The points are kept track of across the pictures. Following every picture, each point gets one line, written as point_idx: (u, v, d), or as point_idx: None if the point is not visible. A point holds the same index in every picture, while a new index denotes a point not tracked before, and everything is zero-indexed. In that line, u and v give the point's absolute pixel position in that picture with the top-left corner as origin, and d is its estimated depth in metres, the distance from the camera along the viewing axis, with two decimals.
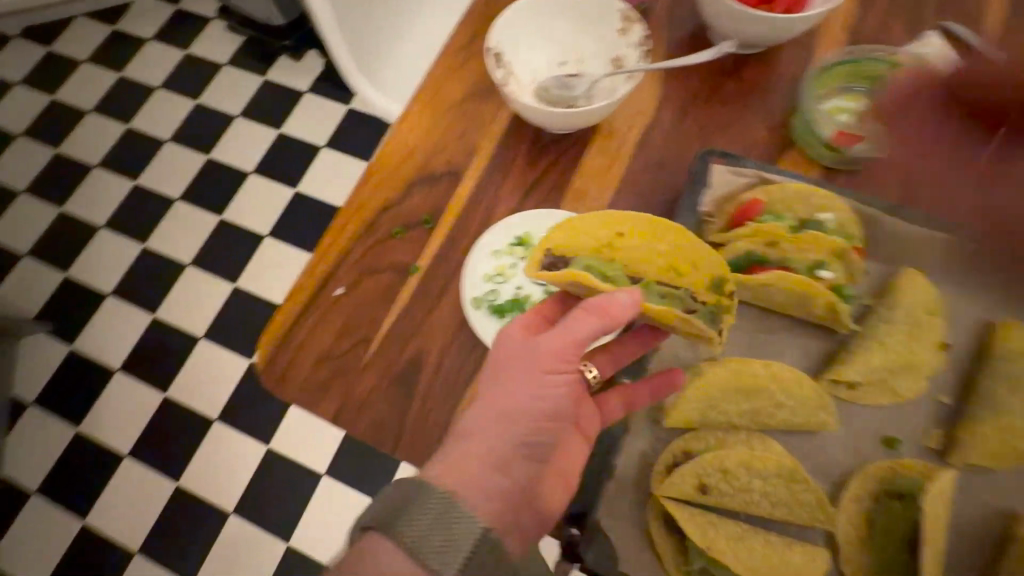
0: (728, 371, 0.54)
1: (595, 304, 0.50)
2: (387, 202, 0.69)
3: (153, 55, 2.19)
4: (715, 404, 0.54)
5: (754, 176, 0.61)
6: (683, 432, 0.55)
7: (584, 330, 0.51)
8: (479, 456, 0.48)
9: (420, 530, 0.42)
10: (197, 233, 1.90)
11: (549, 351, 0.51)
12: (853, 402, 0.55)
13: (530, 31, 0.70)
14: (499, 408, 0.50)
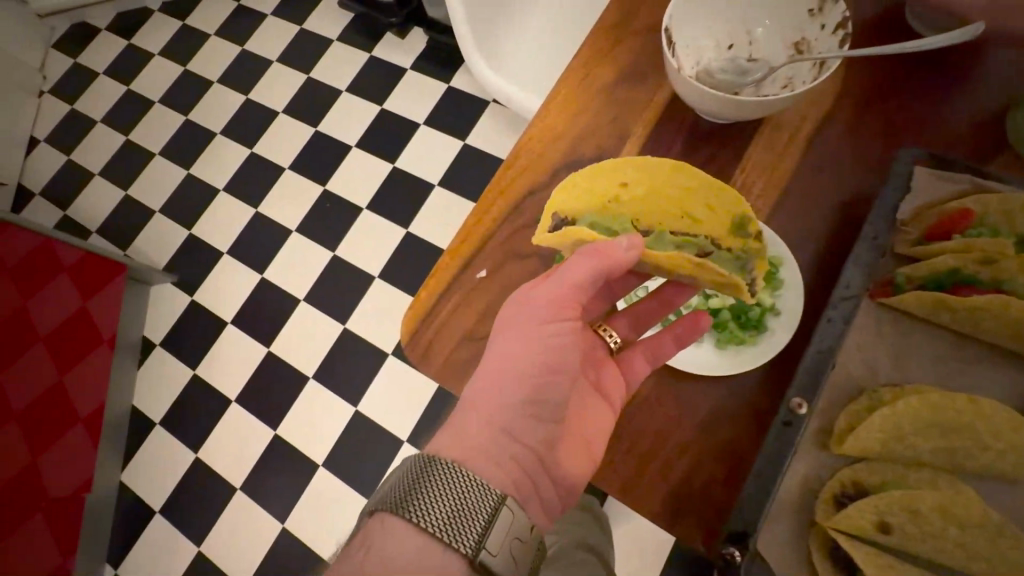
0: (925, 404, 0.48)
1: (594, 248, 0.54)
2: (534, 187, 0.68)
3: (271, 28, 2.31)
4: (903, 440, 0.48)
5: (967, 184, 0.54)
6: (855, 460, 0.50)
7: (583, 271, 0.54)
8: (488, 420, 0.54)
9: (429, 507, 0.48)
10: (301, 201, 2.00)
11: (548, 302, 0.56)
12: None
13: (702, 9, 0.64)
14: (507, 365, 0.56)
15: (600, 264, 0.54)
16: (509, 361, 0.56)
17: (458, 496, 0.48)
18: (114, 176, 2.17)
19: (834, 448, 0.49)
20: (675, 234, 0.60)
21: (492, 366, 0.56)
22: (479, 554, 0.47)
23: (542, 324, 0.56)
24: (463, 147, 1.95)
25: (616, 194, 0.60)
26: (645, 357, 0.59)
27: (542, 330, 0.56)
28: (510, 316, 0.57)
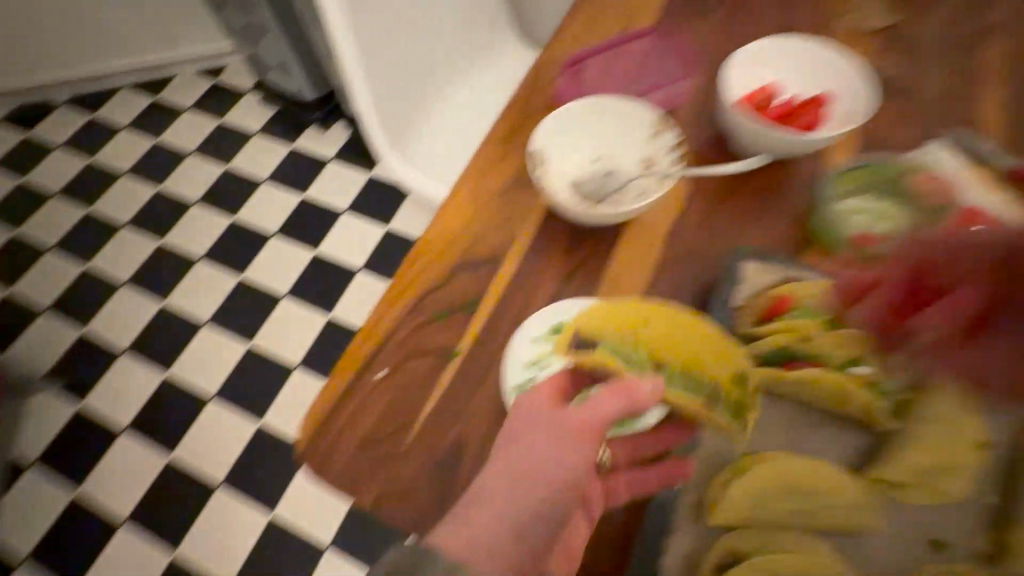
0: (771, 470, 0.54)
1: (625, 382, 0.54)
2: (431, 286, 0.72)
3: (189, 122, 2.33)
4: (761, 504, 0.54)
5: (782, 276, 0.66)
6: (728, 529, 0.54)
7: (612, 408, 0.54)
8: (489, 531, 0.48)
9: None
10: (215, 291, 1.93)
11: (574, 423, 0.53)
12: (898, 501, 0.55)
13: (565, 135, 0.76)
14: (516, 478, 0.51)
15: (627, 405, 0.53)
16: (528, 466, 0.52)
17: None
18: None
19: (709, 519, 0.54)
20: (686, 367, 0.60)
21: (503, 469, 0.52)
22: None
23: (563, 441, 0.53)
24: (387, 233, 2.02)
25: (635, 325, 0.62)
26: (626, 486, 0.58)
27: (572, 446, 0.53)
28: (525, 420, 0.55)
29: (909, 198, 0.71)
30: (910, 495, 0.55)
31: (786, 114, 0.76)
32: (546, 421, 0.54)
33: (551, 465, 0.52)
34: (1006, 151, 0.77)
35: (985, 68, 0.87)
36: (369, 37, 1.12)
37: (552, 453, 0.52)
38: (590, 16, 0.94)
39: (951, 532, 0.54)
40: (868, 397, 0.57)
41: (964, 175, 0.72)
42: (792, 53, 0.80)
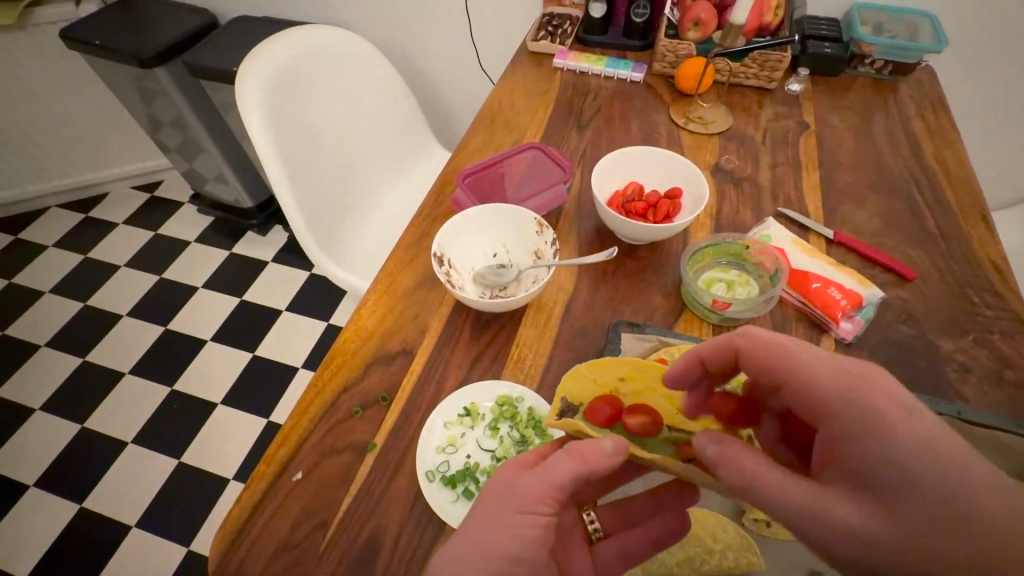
0: None
1: (579, 448, 0.55)
2: (346, 384, 0.77)
3: (123, 238, 2.36)
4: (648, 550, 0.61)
5: (657, 342, 0.77)
6: None
7: (564, 472, 0.55)
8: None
9: None
10: (142, 406, 1.84)
11: (539, 486, 0.55)
12: (769, 536, 0.61)
13: (464, 235, 0.86)
14: (480, 543, 0.52)
15: (581, 467, 0.54)
16: (492, 526, 0.54)
17: None
18: None
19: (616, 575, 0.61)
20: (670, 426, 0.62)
21: (470, 536, 0.53)
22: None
23: (523, 504, 0.55)
24: (327, 328, 2.06)
25: (616, 387, 0.63)
26: (616, 553, 0.61)
27: (512, 517, 0.54)
28: (503, 480, 0.58)
29: (754, 267, 0.84)
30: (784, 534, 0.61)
31: (647, 206, 0.91)
32: (513, 481, 0.57)
33: (512, 522, 0.54)
34: (823, 223, 0.95)
35: (803, 156, 1.08)
36: (294, 160, 1.26)
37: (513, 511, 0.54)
38: (481, 140, 1.13)
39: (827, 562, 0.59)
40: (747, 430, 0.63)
41: (796, 245, 0.87)
42: (649, 154, 0.95)
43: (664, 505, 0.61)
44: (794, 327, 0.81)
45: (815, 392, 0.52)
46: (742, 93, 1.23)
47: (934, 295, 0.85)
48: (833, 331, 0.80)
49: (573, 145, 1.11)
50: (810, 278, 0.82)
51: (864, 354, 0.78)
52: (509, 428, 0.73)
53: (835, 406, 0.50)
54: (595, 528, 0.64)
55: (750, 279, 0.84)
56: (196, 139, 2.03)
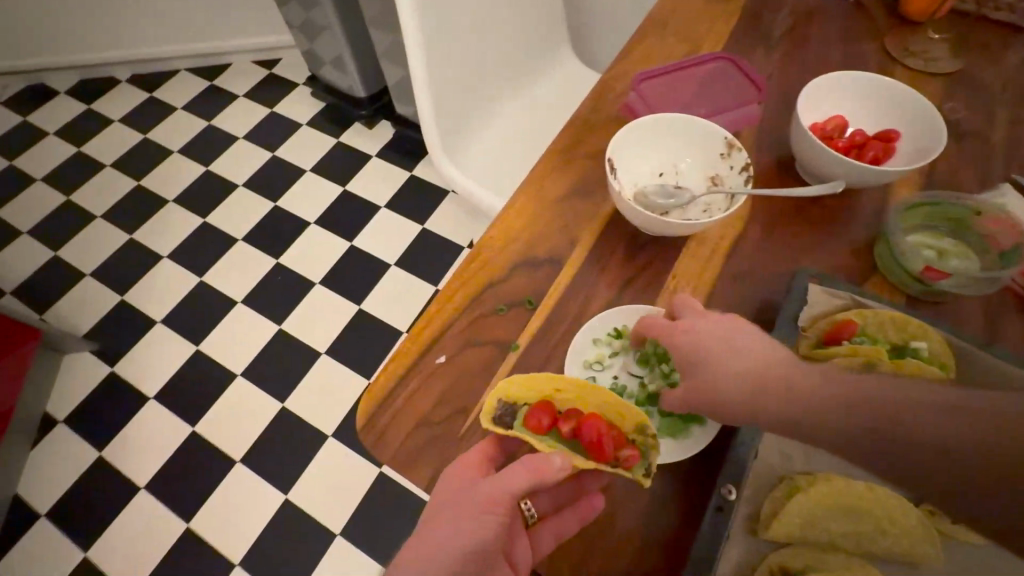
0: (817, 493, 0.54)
1: (531, 459, 0.55)
2: (493, 280, 0.75)
3: (241, 110, 2.45)
4: (823, 525, 0.54)
5: (850, 299, 0.65)
6: (779, 544, 0.55)
7: (514, 483, 0.54)
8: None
9: None
10: (251, 273, 2.04)
11: (484, 498, 0.53)
12: (948, 534, 0.55)
13: (635, 145, 0.78)
14: (435, 559, 0.51)
15: (535, 476, 0.54)
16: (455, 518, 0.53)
17: None
18: (45, 238, 2.14)
19: (760, 533, 0.54)
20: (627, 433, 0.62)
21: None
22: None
23: (474, 514, 0.53)
24: (421, 232, 2.10)
25: (553, 392, 0.62)
26: (553, 533, 0.55)
27: (474, 515, 0.53)
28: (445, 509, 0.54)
29: (977, 238, 0.71)
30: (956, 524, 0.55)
31: (852, 145, 0.78)
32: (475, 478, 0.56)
33: (469, 518, 0.53)
34: None
35: None
36: (440, 46, 1.16)
37: (469, 506, 0.53)
38: (650, 44, 0.99)
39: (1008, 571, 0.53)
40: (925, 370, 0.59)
41: None
42: (865, 87, 0.81)
43: (585, 493, 0.58)
44: (1009, 317, 0.68)
45: (717, 376, 0.54)
46: (983, 27, 1.00)
47: None
48: None
49: (760, 64, 0.95)
50: None
51: None
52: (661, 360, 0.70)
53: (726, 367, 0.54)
54: (529, 513, 0.61)
55: (969, 252, 0.70)
56: (323, 17, 1.98)
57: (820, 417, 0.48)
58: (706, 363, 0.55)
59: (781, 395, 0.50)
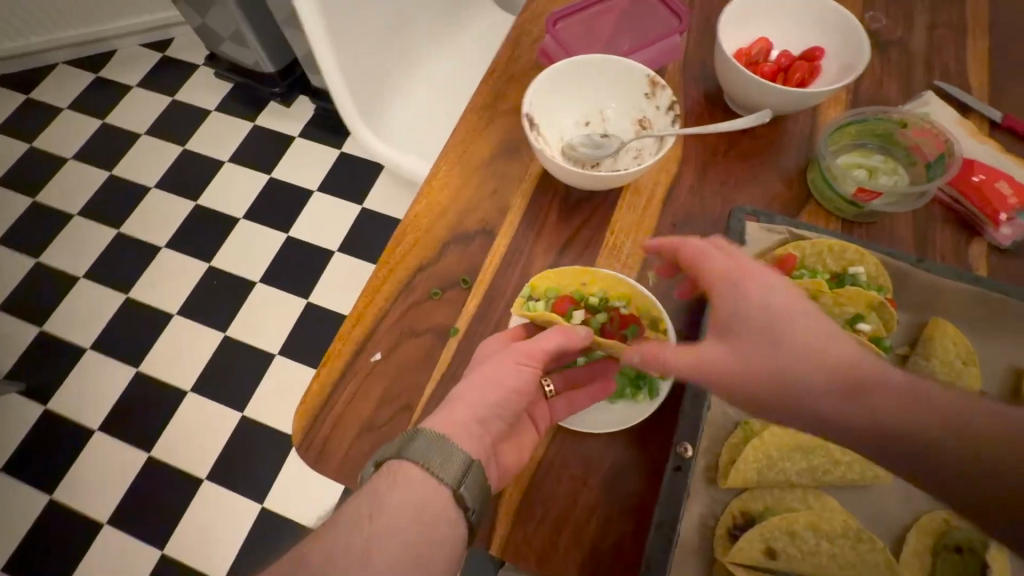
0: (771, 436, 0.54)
1: (560, 325, 0.58)
2: (421, 263, 0.69)
3: (138, 102, 2.20)
4: (780, 464, 0.54)
5: (785, 233, 0.63)
6: (739, 492, 0.54)
7: (551, 342, 0.56)
8: (457, 428, 0.50)
9: (437, 468, 0.47)
10: (183, 281, 1.89)
11: (524, 351, 0.55)
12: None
13: (555, 96, 0.72)
14: (477, 406, 0.52)
15: (565, 336, 0.56)
16: (489, 382, 0.53)
17: (452, 469, 0.48)
18: None
19: (721, 484, 0.53)
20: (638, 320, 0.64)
21: (455, 414, 0.51)
22: (462, 489, 0.47)
23: (514, 362, 0.55)
24: (361, 212, 1.99)
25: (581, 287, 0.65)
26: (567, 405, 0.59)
27: (512, 366, 0.54)
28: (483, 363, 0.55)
29: (904, 151, 0.70)
30: None
31: (778, 70, 0.75)
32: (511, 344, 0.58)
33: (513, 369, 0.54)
34: (987, 104, 0.78)
35: (969, 17, 0.86)
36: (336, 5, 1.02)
37: (508, 359, 0.55)
38: None
39: None
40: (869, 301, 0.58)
41: (958, 125, 0.72)
42: (784, 7, 0.77)
43: (598, 375, 0.62)
44: (939, 228, 0.69)
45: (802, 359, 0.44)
46: None
47: None
48: (988, 236, 0.68)
49: None
50: (975, 169, 0.68)
51: (1017, 263, 0.67)
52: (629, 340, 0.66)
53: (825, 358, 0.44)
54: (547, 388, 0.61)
55: (898, 168, 0.70)
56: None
57: (915, 427, 0.41)
58: (792, 342, 0.45)
59: (880, 397, 0.42)
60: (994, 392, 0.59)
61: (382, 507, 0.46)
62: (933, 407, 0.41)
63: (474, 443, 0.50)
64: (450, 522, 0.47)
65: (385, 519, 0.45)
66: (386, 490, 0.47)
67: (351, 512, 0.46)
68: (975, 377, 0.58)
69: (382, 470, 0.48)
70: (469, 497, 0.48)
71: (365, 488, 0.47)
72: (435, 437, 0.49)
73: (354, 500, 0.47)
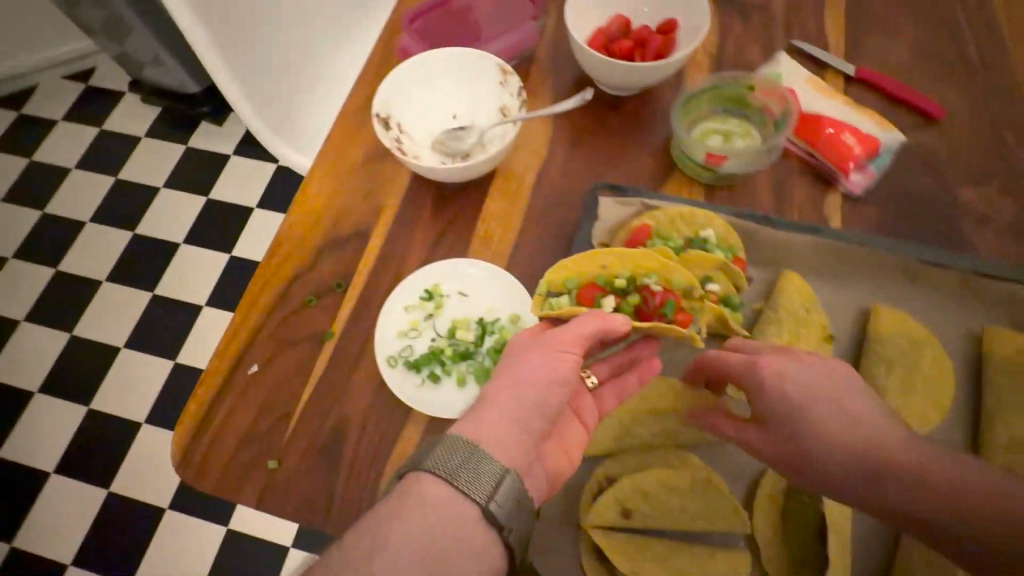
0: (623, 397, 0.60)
1: (593, 313, 0.54)
2: (297, 272, 0.69)
3: (64, 136, 2.15)
4: (641, 430, 0.58)
5: (638, 205, 0.65)
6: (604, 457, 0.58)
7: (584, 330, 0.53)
8: (497, 434, 0.47)
9: (471, 479, 0.43)
10: (127, 313, 1.86)
11: (558, 340, 0.53)
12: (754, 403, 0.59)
13: (414, 93, 0.73)
14: (520, 403, 0.49)
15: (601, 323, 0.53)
16: (527, 380, 0.50)
17: (486, 479, 0.43)
18: None
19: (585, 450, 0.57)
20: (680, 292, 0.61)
21: (492, 424, 0.47)
22: (492, 506, 0.43)
23: (553, 352, 0.52)
24: None
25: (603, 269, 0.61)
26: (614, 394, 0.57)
27: (549, 355, 0.52)
28: (519, 364, 0.51)
29: (756, 112, 0.72)
30: None
31: (635, 45, 0.76)
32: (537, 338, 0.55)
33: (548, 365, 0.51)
34: (844, 58, 0.80)
35: None
36: None
37: (548, 355, 0.52)
38: None
39: None
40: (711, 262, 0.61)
41: (807, 83, 0.74)
42: None
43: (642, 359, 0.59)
44: (797, 184, 0.71)
45: (830, 426, 0.46)
46: None
47: (960, 137, 0.73)
48: (841, 186, 0.70)
49: None
50: (823, 122, 0.70)
51: (872, 210, 0.69)
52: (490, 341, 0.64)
53: (852, 423, 0.45)
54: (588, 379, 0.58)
55: (752, 129, 0.72)
56: (122, 19, 1.71)
57: (922, 506, 0.42)
58: (828, 409, 0.46)
59: (897, 479, 0.43)
60: (844, 336, 0.62)
61: (401, 527, 0.40)
62: (941, 485, 0.42)
63: (513, 448, 0.47)
64: (482, 542, 0.42)
65: (398, 538, 0.40)
66: (402, 507, 0.42)
67: (367, 528, 0.41)
68: (821, 324, 0.61)
69: (404, 485, 0.43)
70: (501, 514, 0.43)
71: (384, 504, 0.42)
72: (479, 451, 0.45)
73: (370, 517, 0.42)
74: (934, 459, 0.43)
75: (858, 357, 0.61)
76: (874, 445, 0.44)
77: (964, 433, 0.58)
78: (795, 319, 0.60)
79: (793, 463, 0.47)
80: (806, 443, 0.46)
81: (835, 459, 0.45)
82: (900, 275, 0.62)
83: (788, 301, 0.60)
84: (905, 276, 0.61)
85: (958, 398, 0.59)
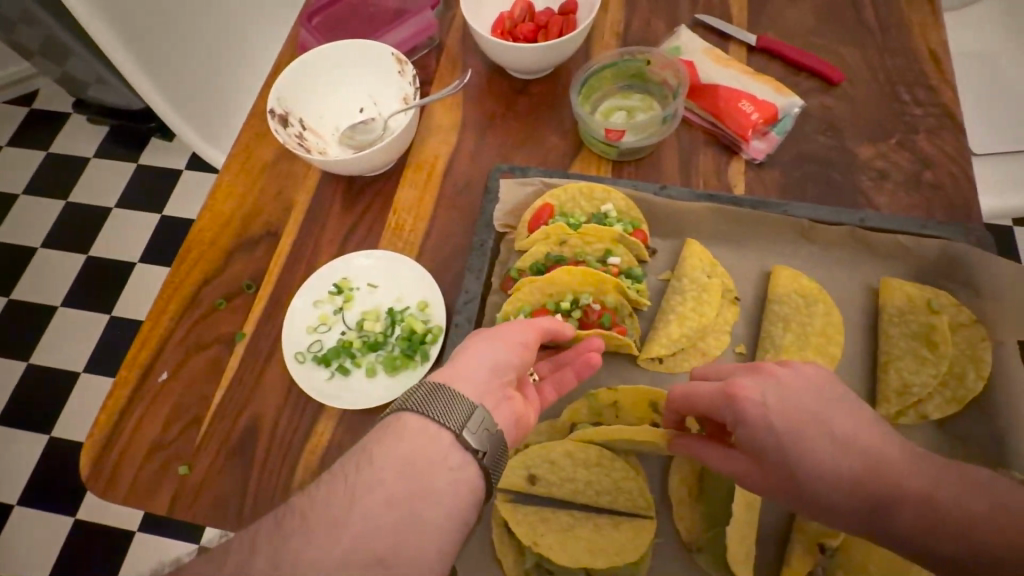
0: None
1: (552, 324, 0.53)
2: (207, 277, 0.69)
3: (10, 161, 2.10)
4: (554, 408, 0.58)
5: (538, 184, 0.66)
6: None
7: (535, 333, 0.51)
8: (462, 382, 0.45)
9: (444, 418, 0.42)
10: (85, 336, 1.82)
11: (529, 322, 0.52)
12: (664, 372, 0.60)
13: (314, 89, 0.73)
14: (485, 366, 0.47)
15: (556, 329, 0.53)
16: (499, 339, 0.49)
17: (457, 417, 0.42)
18: None
19: None
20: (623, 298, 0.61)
21: (459, 373, 0.46)
22: (466, 434, 0.42)
23: (519, 326, 0.51)
24: None
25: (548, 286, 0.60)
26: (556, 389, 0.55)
27: (513, 332, 0.50)
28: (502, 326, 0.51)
29: (656, 86, 0.73)
30: (656, 338, 0.61)
31: (536, 28, 0.77)
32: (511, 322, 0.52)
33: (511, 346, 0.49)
34: (747, 27, 0.80)
35: None
36: None
37: (519, 328, 0.50)
38: None
39: (686, 367, 0.59)
40: (609, 239, 0.62)
41: (706, 56, 0.75)
42: None
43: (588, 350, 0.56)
44: (702, 153, 0.72)
45: (818, 453, 0.43)
46: None
47: (858, 99, 0.74)
48: (744, 153, 0.71)
49: None
50: (721, 92, 0.72)
51: (775, 173, 0.70)
52: (398, 331, 0.64)
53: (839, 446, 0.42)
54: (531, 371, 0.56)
55: (654, 103, 0.73)
56: (58, 40, 1.63)
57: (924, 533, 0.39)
58: (813, 431, 0.43)
59: (898, 508, 0.40)
60: (748, 298, 0.63)
61: (372, 469, 0.39)
62: (942, 508, 0.39)
63: (480, 387, 0.45)
64: (460, 485, 0.41)
65: (377, 477, 0.39)
66: (376, 446, 0.40)
67: (338, 475, 0.39)
68: (724, 287, 0.62)
69: (379, 430, 0.42)
70: (474, 441, 0.42)
71: (355, 450, 0.41)
72: (453, 392, 0.43)
73: (337, 467, 0.40)
74: (935, 478, 0.40)
75: (762, 318, 0.62)
76: (872, 472, 0.41)
77: (863, 386, 0.59)
78: (696, 285, 0.61)
79: (789, 496, 0.45)
80: (795, 475, 0.43)
81: (833, 492, 0.42)
82: (794, 234, 0.63)
83: (691, 269, 0.61)
84: (799, 235, 0.63)
85: (855, 350, 0.61)
